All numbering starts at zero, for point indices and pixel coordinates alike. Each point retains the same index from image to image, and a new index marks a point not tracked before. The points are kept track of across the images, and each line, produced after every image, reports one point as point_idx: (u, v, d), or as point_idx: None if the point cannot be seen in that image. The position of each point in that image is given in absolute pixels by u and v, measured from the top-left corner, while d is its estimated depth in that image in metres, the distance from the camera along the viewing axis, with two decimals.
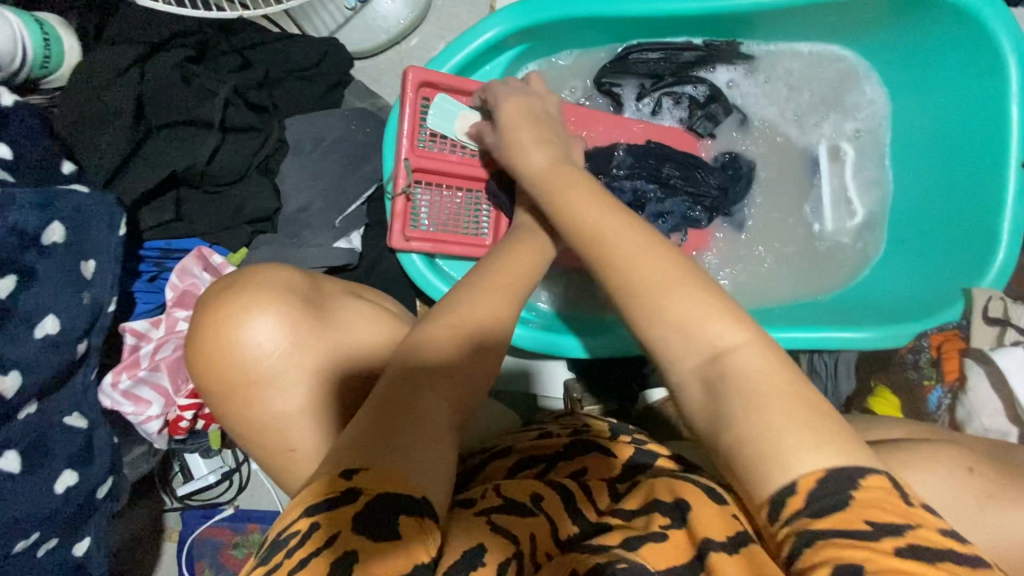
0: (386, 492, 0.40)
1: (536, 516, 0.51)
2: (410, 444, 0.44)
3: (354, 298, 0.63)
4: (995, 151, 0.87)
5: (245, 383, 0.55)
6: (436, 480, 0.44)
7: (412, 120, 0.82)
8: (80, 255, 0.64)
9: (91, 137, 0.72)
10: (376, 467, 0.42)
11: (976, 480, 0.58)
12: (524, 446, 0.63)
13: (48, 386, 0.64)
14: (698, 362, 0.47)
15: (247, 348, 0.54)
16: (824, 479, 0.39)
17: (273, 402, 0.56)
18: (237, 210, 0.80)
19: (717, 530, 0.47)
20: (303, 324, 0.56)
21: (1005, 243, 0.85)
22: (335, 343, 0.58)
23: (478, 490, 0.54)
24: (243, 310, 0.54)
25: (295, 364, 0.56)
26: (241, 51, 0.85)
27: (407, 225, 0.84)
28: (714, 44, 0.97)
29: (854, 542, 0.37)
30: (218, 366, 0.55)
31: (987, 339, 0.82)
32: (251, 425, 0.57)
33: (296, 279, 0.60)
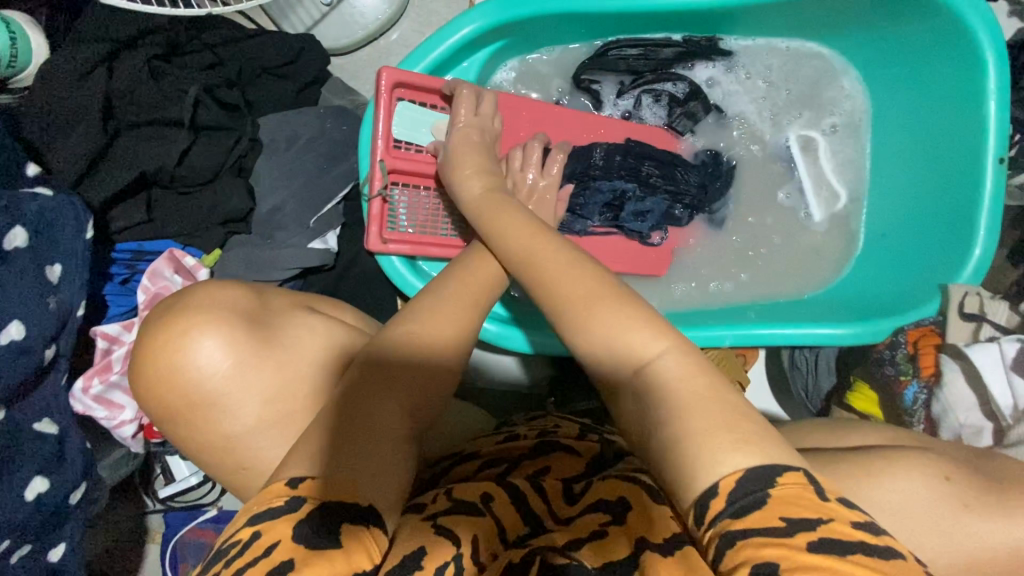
0: (332, 501, 0.43)
1: (485, 515, 0.51)
2: (357, 455, 0.47)
3: (304, 312, 0.62)
4: (971, 148, 0.88)
5: (190, 405, 0.55)
6: (383, 488, 0.46)
7: (388, 122, 0.81)
8: (45, 259, 0.63)
9: (58, 138, 0.71)
10: (322, 478, 0.44)
11: (952, 489, 0.60)
12: (490, 450, 0.65)
13: (16, 392, 0.63)
14: (629, 375, 0.48)
15: (190, 371, 0.54)
16: (746, 475, 0.40)
17: (219, 424, 0.55)
18: (208, 211, 0.79)
19: (665, 530, 0.47)
20: (246, 342, 0.56)
21: (981, 239, 0.85)
22: (278, 362, 0.57)
23: (430, 495, 0.55)
24: (184, 333, 0.54)
25: (238, 386, 0.55)
26: (212, 49, 0.84)
27: (385, 228, 0.83)
28: (694, 40, 0.97)
29: (770, 542, 0.37)
30: (162, 389, 0.54)
31: (963, 335, 0.83)
32: (204, 444, 0.57)
33: (240, 297, 0.59)
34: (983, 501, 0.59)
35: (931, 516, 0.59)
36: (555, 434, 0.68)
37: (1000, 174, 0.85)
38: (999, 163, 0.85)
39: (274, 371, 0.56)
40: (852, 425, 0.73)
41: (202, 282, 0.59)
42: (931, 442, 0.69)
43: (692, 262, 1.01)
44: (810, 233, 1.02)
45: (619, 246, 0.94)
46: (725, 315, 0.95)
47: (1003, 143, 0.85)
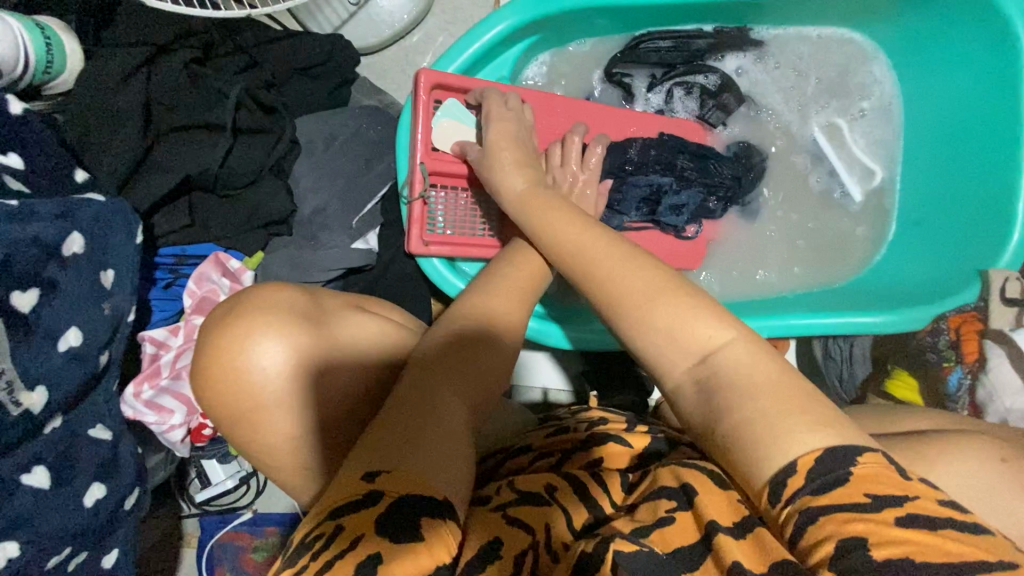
0: (410, 495, 0.42)
1: (552, 508, 0.51)
2: (427, 447, 0.46)
3: (357, 311, 0.61)
4: (1007, 132, 0.87)
5: (253, 408, 0.53)
6: (454, 481, 0.45)
7: (426, 123, 0.80)
8: (99, 264, 0.63)
9: (103, 144, 0.71)
10: (397, 470, 0.43)
11: (1009, 470, 0.60)
12: (541, 443, 0.63)
13: (75, 398, 0.63)
14: (690, 365, 0.49)
15: (253, 375, 0.52)
16: (828, 452, 0.40)
17: (283, 426, 0.54)
18: (250, 213, 0.79)
19: (728, 514, 0.47)
20: (308, 342, 0.54)
21: (1020, 223, 0.85)
22: (340, 361, 0.56)
23: (494, 486, 0.54)
24: (250, 334, 0.52)
25: (303, 387, 0.54)
26: (248, 52, 0.84)
27: (425, 229, 0.83)
28: (725, 30, 0.96)
29: (854, 514, 0.38)
30: (227, 392, 0.53)
31: (1006, 319, 0.82)
32: (262, 446, 0.55)
33: (295, 297, 0.57)
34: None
35: (994, 492, 0.59)
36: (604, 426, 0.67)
37: None
38: None
39: (334, 372, 0.55)
40: (907, 411, 0.73)
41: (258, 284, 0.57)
42: (984, 426, 0.69)
43: (727, 254, 1.01)
44: (841, 222, 1.02)
45: (656, 240, 0.94)
46: (760, 306, 0.95)
47: None
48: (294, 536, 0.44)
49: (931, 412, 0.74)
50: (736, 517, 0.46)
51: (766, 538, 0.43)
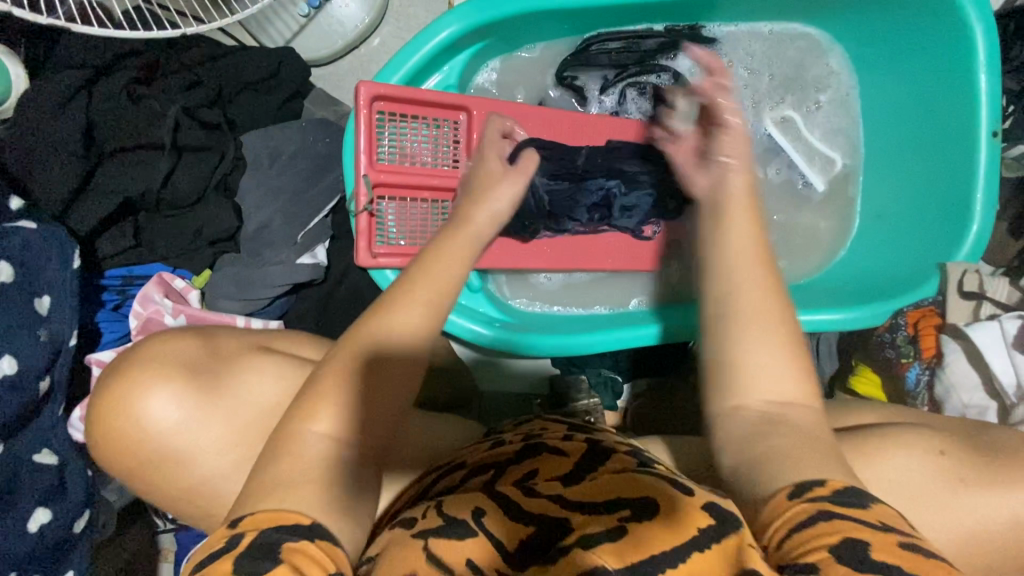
0: (268, 531, 0.42)
1: (475, 536, 0.48)
2: (294, 489, 0.46)
3: (250, 355, 0.67)
4: (964, 122, 0.86)
5: (146, 459, 0.61)
6: (324, 509, 0.46)
7: (368, 135, 0.81)
8: (33, 291, 0.63)
9: (43, 170, 0.71)
10: (261, 511, 0.44)
11: (946, 462, 0.62)
12: (478, 458, 0.63)
13: (17, 424, 0.63)
14: (771, 398, 0.50)
15: (141, 426, 0.61)
16: (848, 486, 0.43)
17: (175, 472, 0.62)
18: (195, 231, 0.79)
19: (699, 519, 0.44)
20: (193, 393, 0.62)
21: (978, 214, 0.84)
22: (220, 407, 0.63)
23: (422, 509, 0.54)
24: (130, 392, 0.61)
25: (187, 433, 0.62)
26: (191, 68, 0.83)
27: (374, 242, 0.83)
28: (676, 29, 0.95)
29: (858, 522, 0.40)
30: (122, 445, 0.61)
31: (963, 314, 0.82)
32: (169, 490, 0.63)
33: (189, 350, 0.66)
34: (978, 474, 0.61)
35: (937, 493, 0.60)
36: (544, 436, 0.66)
37: (994, 148, 0.84)
38: (993, 137, 0.84)
39: (213, 417, 0.62)
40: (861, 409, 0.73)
41: (145, 342, 0.66)
42: (931, 420, 0.70)
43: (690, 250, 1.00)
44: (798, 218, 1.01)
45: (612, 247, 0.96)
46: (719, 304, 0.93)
47: (996, 116, 0.84)
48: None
49: (884, 404, 0.75)
50: (701, 518, 0.44)
51: (741, 546, 0.41)
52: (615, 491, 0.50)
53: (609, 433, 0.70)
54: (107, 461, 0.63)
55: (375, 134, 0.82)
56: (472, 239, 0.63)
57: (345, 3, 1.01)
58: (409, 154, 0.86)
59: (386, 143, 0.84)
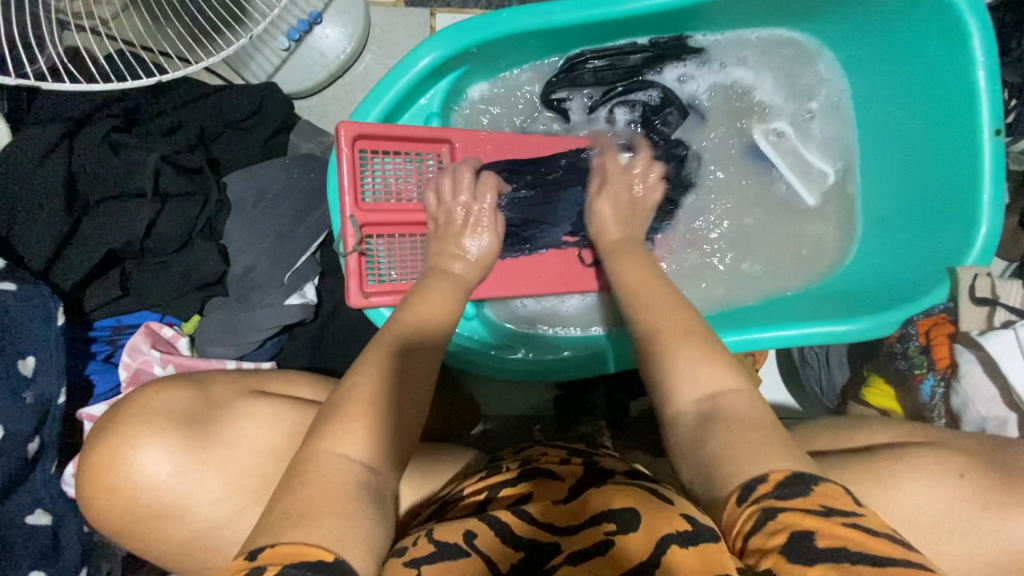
0: (293, 566, 0.40)
1: (471, 556, 0.48)
2: (321, 520, 0.44)
3: (246, 399, 0.66)
4: (964, 122, 0.83)
5: (145, 516, 0.59)
6: (351, 543, 0.44)
7: (352, 176, 0.79)
8: (16, 353, 0.62)
9: (23, 227, 0.71)
10: (286, 543, 0.42)
11: (968, 484, 0.62)
12: (471, 488, 0.63)
13: (9, 487, 0.63)
14: (696, 398, 0.55)
15: (138, 482, 0.58)
16: (790, 473, 0.45)
17: (174, 528, 0.60)
18: (182, 277, 0.78)
19: (674, 522, 0.46)
20: (188, 445, 0.60)
21: (986, 216, 0.81)
22: (218, 457, 0.61)
23: (413, 538, 0.52)
24: (124, 450, 0.58)
25: (184, 488, 0.60)
26: (172, 113, 0.83)
27: (365, 281, 0.82)
28: (661, 42, 0.93)
29: (801, 510, 0.42)
30: (118, 503, 0.58)
31: (976, 321, 0.76)
32: (169, 544, 0.61)
33: (183, 399, 0.63)
34: (1001, 499, 0.61)
35: (947, 516, 0.61)
36: (539, 461, 0.65)
37: (998, 147, 0.81)
38: (996, 135, 0.81)
39: (210, 468, 0.60)
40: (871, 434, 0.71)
41: (138, 390, 0.63)
42: (947, 437, 0.69)
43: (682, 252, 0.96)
44: (796, 227, 0.98)
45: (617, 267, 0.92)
46: (724, 320, 0.90)
47: (998, 113, 0.81)
48: None
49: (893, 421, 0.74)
50: (677, 521, 0.46)
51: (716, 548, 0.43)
52: (598, 505, 0.52)
53: (607, 454, 0.71)
54: (100, 519, 0.60)
55: (359, 173, 0.81)
56: (447, 286, 0.73)
57: (327, 34, 1.00)
58: (395, 191, 0.85)
59: (370, 183, 0.83)
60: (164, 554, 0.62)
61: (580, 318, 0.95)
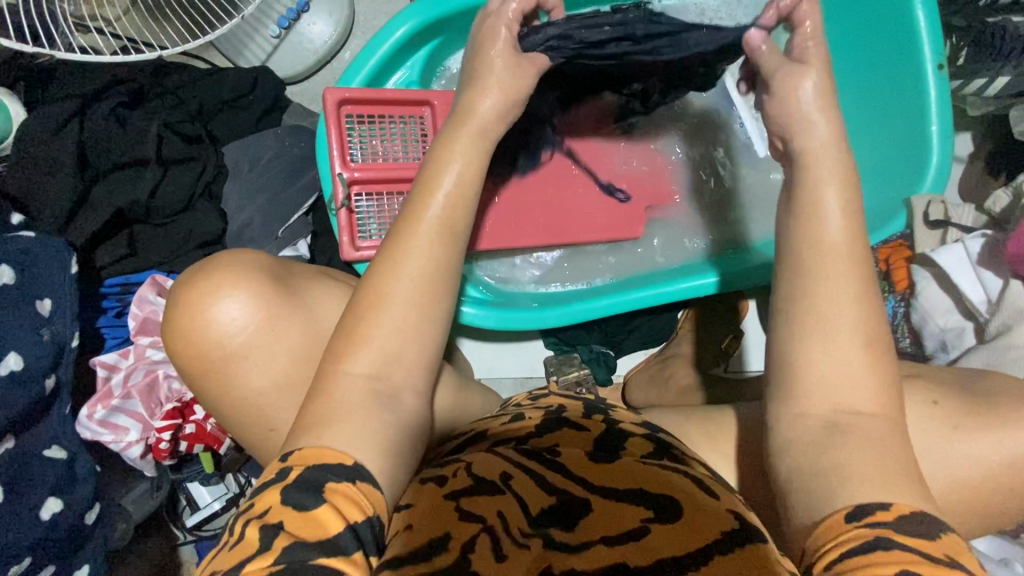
0: (313, 468, 0.47)
1: (505, 495, 0.51)
2: (333, 423, 0.50)
3: (321, 282, 0.70)
4: (910, 63, 0.88)
5: (228, 355, 0.63)
6: (368, 446, 0.49)
7: (339, 140, 0.86)
8: (34, 294, 0.68)
9: (39, 189, 0.78)
10: (307, 446, 0.48)
11: (939, 411, 0.63)
12: (499, 430, 0.64)
13: (26, 419, 0.68)
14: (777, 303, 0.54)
15: (225, 320, 0.62)
16: (918, 512, 0.44)
17: (249, 379, 0.63)
18: (185, 236, 0.85)
19: (720, 524, 0.48)
20: (272, 301, 0.64)
21: (935, 147, 0.86)
22: (303, 316, 0.65)
23: (450, 467, 0.55)
24: (224, 287, 0.62)
25: (269, 335, 0.64)
26: (174, 91, 0.90)
27: (356, 237, 0.88)
28: (622, 7, 0.99)
29: (920, 555, 0.41)
30: (208, 335, 0.62)
31: (930, 242, 0.82)
32: (235, 397, 0.64)
33: (267, 264, 0.68)
34: (968, 419, 0.62)
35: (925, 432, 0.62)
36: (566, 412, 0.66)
37: (942, 82, 0.86)
38: (939, 70, 0.86)
39: (291, 323, 0.64)
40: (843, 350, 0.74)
41: (233, 249, 0.67)
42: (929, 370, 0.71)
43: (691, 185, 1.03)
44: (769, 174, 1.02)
45: (598, 215, 0.99)
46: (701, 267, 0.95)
47: (940, 50, 0.86)
48: (234, 515, 0.48)
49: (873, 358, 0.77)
50: (728, 520, 0.48)
51: (768, 552, 0.46)
52: (640, 480, 0.52)
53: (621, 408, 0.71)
54: (184, 352, 0.63)
55: (346, 137, 0.88)
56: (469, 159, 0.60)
57: (314, 22, 1.07)
58: (382, 153, 0.91)
59: (357, 147, 0.89)
60: (226, 410, 0.66)
61: (575, 271, 1.03)
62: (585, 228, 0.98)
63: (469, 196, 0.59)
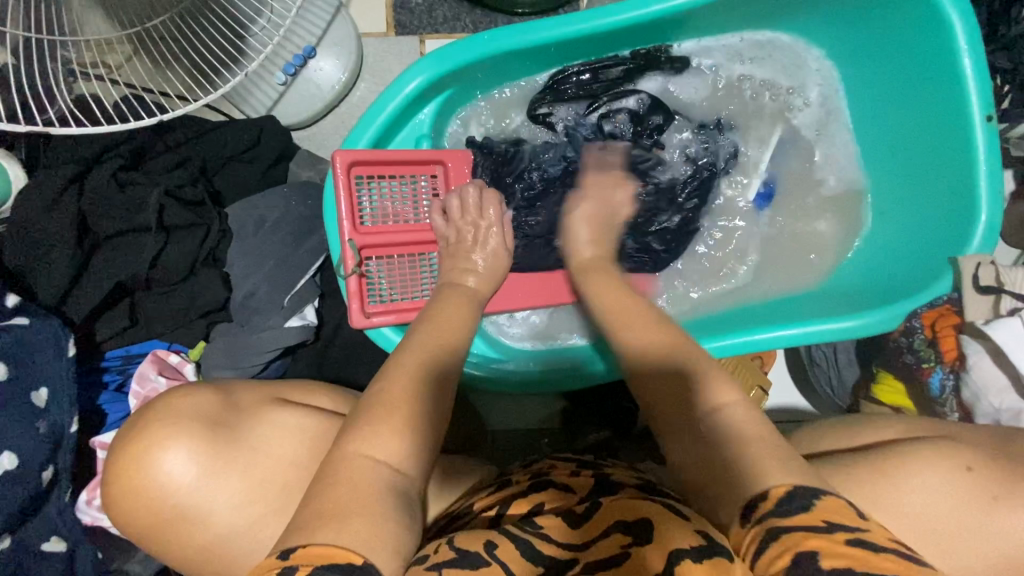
0: (323, 569, 0.42)
1: (490, 566, 0.50)
2: (349, 520, 0.47)
3: (270, 409, 0.67)
4: (954, 114, 0.82)
5: (170, 516, 0.60)
6: (376, 544, 0.47)
7: (349, 201, 0.82)
8: (30, 385, 0.65)
9: (36, 265, 0.75)
10: (316, 544, 0.44)
11: (973, 479, 0.65)
12: (483, 502, 0.65)
13: (22, 516, 0.65)
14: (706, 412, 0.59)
15: (158, 483, 0.60)
16: (791, 491, 0.48)
17: (197, 535, 0.61)
18: (187, 306, 0.82)
19: (689, 538, 0.48)
20: (207, 450, 0.61)
21: (984, 203, 0.80)
22: (243, 464, 0.62)
23: (434, 545, 0.54)
24: (155, 446, 0.60)
25: (208, 489, 0.61)
26: (176, 149, 0.86)
27: (366, 302, 0.84)
28: (643, 52, 0.93)
29: (806, 530, 0.44)
30: (146, 499, 0.60)
31: (982, 312, 0.76)
32: (187, 551, 0.62)
33: (207, 403, 0.64)
34: (1008, 489, 0.64)
35: (956, 509, 0.64)
36: (549, 474, 0.68)
37: (991, 133, 0.80)
38: (988, 121, 0.80)
39: (233, 474, 0.62)
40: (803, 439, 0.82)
41: (170, 390, 0.65)
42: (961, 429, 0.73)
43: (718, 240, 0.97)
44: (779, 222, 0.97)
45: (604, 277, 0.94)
46: (710, 327, 0.90)
47: (988, 99, 0.80)
48: None
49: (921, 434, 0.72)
50: (695, 536, 0.48)
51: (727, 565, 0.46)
52: (618, 516, 0.54)
53: (616, 466, 0.72)
54: (123, 514, 0.61)
55: (356, 199, 0.84)
56: (457, 303, 0.77)
57: (320, 68, 1.04)
58: (393, 213, 0.88)
59: (367, 205, 0.85)
60: (182, 559, 0.63)
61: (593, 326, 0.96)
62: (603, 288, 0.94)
63: (460, 328, 0.72)
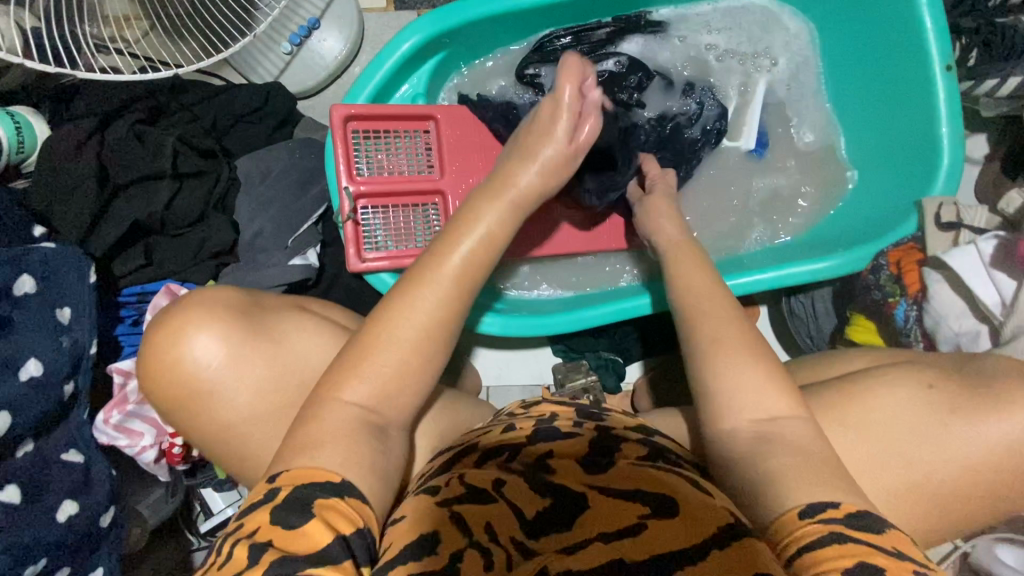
0: (302, 487, 0.48)
1: (496, 503, 0.52)
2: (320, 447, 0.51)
3: (292, 313, 0.72)
4: (918, 68, 0.88)
5: (197, 390, 0.66)
6: (354, 464, 0.51)
7: (346, 153, 0.89)
8: (54, 303, 0.71)
9: (59, 203, 0.81)
10: (295, 467, 0.50)
11: (937, 395, 0.68)
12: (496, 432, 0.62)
13: (46, 424, 0.70)
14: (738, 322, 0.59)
15: (193, 357, 0.65)
16: (862, 510, 0.48)
17: (217, 411, 0.66)
18: (198, 248, 0.88)
19: (718, 517, 0.50)
20: (238, 333, 0.66)
21: (946, 151, 0.86)
22: (265, 352, 0.67)
23: (444, 476, 0.55)
24: (192, 325, 0.65)
25: (234, 370, 0.66)
26: (190, 108, 0.93)
27: (362, 247, 0.90)
28: (624, 17, 1.00)
29: (870, 546, 0.45)
30: (177, 370, 0.65)
31: (942, 243, 0.82)
32: (206, 430, 0.67)
33: (237, 298, 0.70)
34: (967, 405, 0.66)
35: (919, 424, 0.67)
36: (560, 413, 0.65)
37: (950, 85, 0.86)
38: (947, 72, 0.85)
39: (255, 359, 0.67)
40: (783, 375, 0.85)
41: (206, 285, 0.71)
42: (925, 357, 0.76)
43: (706, 191, 1.01)
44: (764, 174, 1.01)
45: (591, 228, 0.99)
46: None
47: (948, 52, 0.85)
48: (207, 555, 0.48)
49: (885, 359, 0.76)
50: (721, 517, 0.50)
51: (756, 552, 0.47)
52: (636, 482, 0.54)
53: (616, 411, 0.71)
54: (153, 385, 0.66)
55: (353, 152, 0.91)
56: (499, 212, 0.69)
57: (324, 39, 1.11)
58: (387, 167, 0.94)
59: (363, 158, 0.92)
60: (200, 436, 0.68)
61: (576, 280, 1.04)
62: (589, 238, 0.99)
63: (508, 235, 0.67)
